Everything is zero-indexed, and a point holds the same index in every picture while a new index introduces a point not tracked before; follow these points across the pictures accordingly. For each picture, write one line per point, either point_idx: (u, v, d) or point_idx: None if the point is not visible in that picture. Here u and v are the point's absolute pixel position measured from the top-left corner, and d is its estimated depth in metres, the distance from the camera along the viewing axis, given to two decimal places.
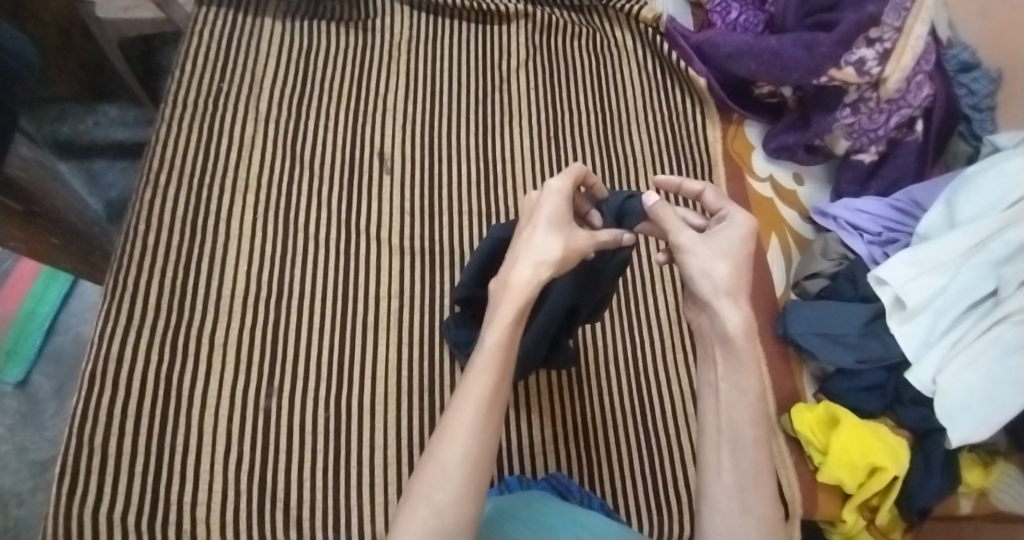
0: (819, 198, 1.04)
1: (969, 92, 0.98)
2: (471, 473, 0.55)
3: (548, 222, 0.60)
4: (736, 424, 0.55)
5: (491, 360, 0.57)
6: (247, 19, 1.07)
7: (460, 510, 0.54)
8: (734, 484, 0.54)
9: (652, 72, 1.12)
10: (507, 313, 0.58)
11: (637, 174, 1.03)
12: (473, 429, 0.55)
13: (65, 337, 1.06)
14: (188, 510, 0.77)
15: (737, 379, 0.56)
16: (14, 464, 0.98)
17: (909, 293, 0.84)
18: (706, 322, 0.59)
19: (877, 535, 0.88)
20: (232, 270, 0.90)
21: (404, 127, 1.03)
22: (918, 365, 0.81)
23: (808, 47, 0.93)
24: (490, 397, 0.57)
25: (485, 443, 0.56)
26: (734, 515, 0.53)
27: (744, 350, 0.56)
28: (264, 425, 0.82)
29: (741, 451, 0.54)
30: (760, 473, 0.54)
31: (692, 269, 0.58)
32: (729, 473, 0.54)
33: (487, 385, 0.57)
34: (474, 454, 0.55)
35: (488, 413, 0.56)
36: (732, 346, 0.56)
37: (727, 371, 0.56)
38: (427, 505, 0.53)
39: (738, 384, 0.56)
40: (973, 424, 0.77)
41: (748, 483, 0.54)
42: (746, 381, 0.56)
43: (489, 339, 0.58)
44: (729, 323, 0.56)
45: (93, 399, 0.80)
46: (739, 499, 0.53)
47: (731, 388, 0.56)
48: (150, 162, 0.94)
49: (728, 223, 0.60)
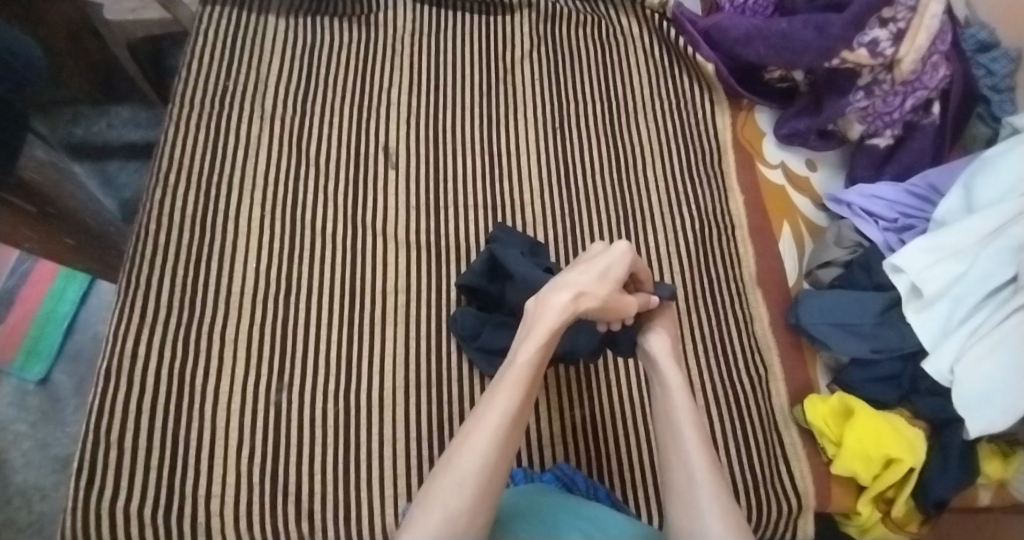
0: (833, 183, 1.01)
1: (988, 73, 0.95)
2: (486, 482, 0.59)
3: (597, 269, 0.71)
4: (671, 416, 0.68)
5: (520, 375, 0.65)
6: (251, 17, 1.08)
7: (474, 517, 0.58)
8: (681, 465, 0.65)
9: (660, 60, 1.10)
10: (541, 333, 0.67)
11: (647, 164, 1.02)
12: (495, 439, 0.61)
13: (84, 336, 1.09)
14: (202, 502, 0.78)
15: (663, 380, 0.71)
16: (37, 460, 1.01)
17: (925, 281, 0.81)
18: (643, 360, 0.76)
19: (894, 528, 0.85)
20: (240, 267, 0.91)
21: (408, 121, 1.03)
22: (935, 355, 0.79)
23: (819, 29, 0.90)
24: (513, 409, 0.63)
25: (503, 457, 0.61)
26: (683, 487, 0.64)
27: (662, 358, 0.73)
28: (273, 418, 0.83)
29: (681, 436, 0.66)
30: (701, 450, 0.65)
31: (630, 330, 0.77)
32: (675, 459, 0.66)
33: (513, 399, 0.63)
34: (492, 463, 0.60)
35: (510, 425, 0.62)
36: (653, 359, 0.74)
37: (656, 378, 0.72)
38: (444, 509, 0.58)
39: (663, 384, 0.71)
40: (992, 415, 0.75)
41: (692, 458, 0.65)
42: (670, 379, 0.71)
43: (522, 359, 0.65)
44: (651, 345, 0.74)
45: (107, 397, 0.82)
46: (686, 475, 0.64)
47: (666, 391, 0.70)
48: (159, 163, 0.95)
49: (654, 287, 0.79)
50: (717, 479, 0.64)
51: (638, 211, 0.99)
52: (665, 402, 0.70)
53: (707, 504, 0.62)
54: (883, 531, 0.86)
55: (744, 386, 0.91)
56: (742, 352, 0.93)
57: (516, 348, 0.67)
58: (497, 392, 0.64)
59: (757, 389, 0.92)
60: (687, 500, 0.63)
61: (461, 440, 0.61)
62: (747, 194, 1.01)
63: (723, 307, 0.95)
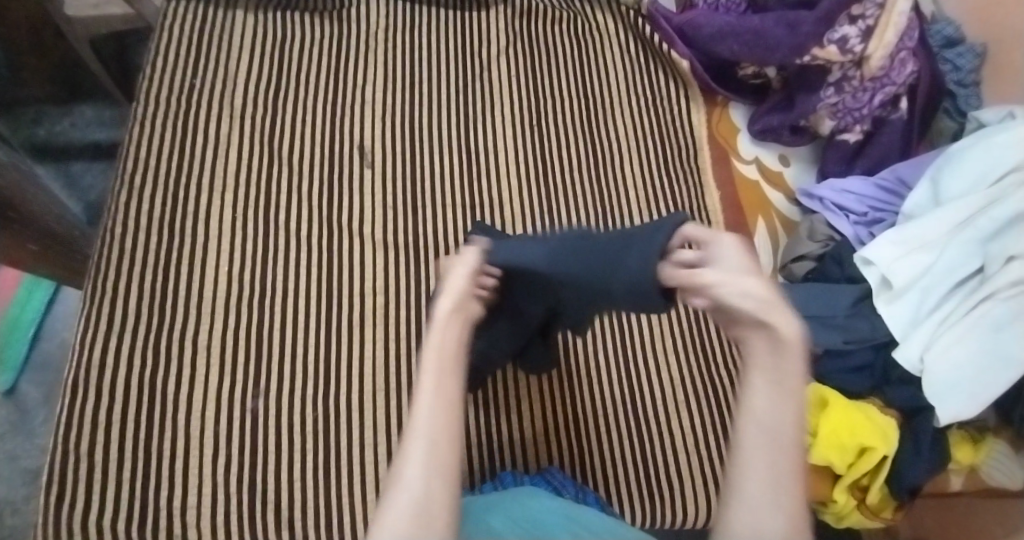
0: (806, 178, 1.03)
1: (954, 68, 0.98)
2: (442, 459, 0.53)
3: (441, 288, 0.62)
4: (772, 422, 0.54)
5: (439, 355, 0.57)
6: (218, 12, 1.05)
7: (435, 497, 0.52)
8: (767, 484, 0.53)
9: (635, 55, 1.10)
10: (446, 321, 0.59)
11: (623, 160, 1.03)
12: (437, 420, 0.54)
13: (51, 343, 1.06)
14: (178, 513, 0.77)
15: (779, 375, 0.55)
16: (5, 473, 0.98)
17: (896, 273, 0.83)
18: (755, 342, 0.56)
19: (869, 514, 0.88)
20: (213, 271, 0.89)
21: (383, 119, 1.01)
22: (906, 344, 0.81)
23: (790, 26, 0.92)
24: (442, 387, 0.56)
25: (450, 431, 0.55)
26: (764, 509, 0.52)
27: (790, 348, 0.54)
28: (253, 424, 0.82)
29: (781, 452, 0.53)
30: (794, 475, 0.53)
31: (729, 300, 0.55)
32: (762, 474, 0.53)
33: (439, 378, 0.56)
34: (439, 440, 0.54)
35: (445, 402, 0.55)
36: (782, 343, 0.54)
37: (770, 368, 0.55)
38: (407, 499, 0.51)
39: (779, 381, 0.55)
40: (963, 401, 0.76)
41: (783, 480, 0.53)
42: (794, 381, 0.54)
43: (432, 341, 0.58)
44: (783, 330, 0.54)
45: (77, 408, 0.79)
46: (769, 492, 0.52)
47: (783, 390, 0.54)
48: (125, 164, 0.92)
49: (718, 245, 0.59)
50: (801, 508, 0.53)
51: (615, 207, 0.99)
52: (771, 404, 0.54)
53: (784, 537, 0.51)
54: (858, 518, 0.88)
55: (721, 378, 0.91)
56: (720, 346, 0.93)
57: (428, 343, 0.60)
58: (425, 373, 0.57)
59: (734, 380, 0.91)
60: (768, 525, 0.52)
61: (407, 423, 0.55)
62: (722, 189, 1.02)
63: None
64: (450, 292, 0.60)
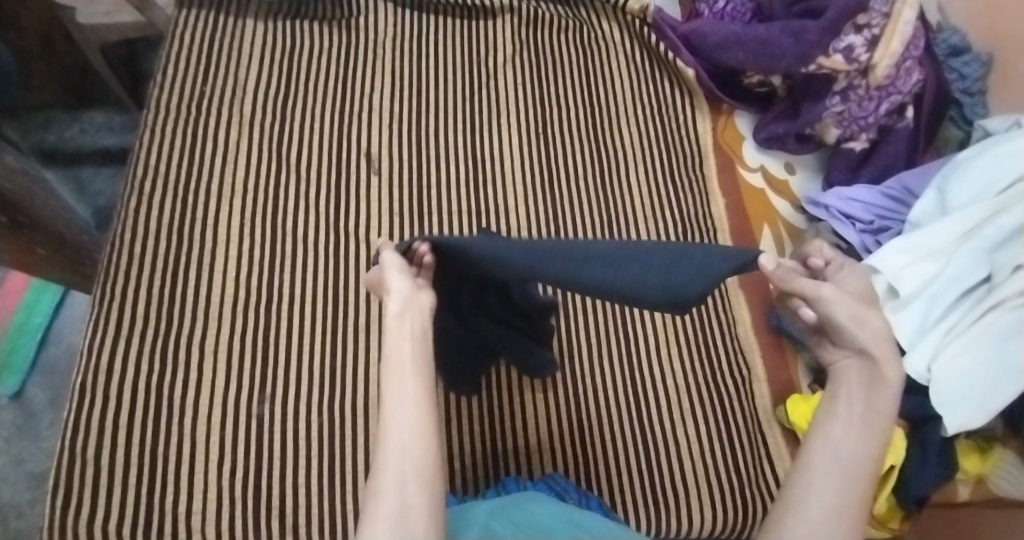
0: (810, 186, 1.03)
1: (959, 76, 0.98)
2: (426, 464, 0.47)
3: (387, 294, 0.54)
4: (845, 448, 0.51)
5: (403, 355, 0.50)
6: (228, 20, 1.06)
7: (427, 506, 0.46)
8: (831, 507, 0.50)
9: (641, 65, 1.11)
10: (409, 319, 0.52)
11: (628, 168, 1.03)
12: (412, 425, 0.48)
13: (58, 348, 1.07)
14: (183, 518, 0.77)
15: (861, 405, 0.53)
16: (11, 476, 0.98)
17: (902, 281, 0.82)
18: (849, 367, 0.55)
19: (875, 524, 0.87)
20: (220, 276, 0.89)
21: (390, 127, 1.02)
22: (913, 354, 0.80)
23: (796, 35, 0.92)
24: (411, 387, 0.49)
25: (429, 434, 0.48)
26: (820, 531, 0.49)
27: (883, 381, 0.53)
28: (258, 428, 0.82)
29: (852, 483, 0.50)
30: (859, 507, 0.50)
31: (840, 319, 0.55)
32: (828, 498, 0.50)
33: (408, 377, 0.50)
34: (422, 446, 0.47)
35: (420, 403, 0.49)
36: (877, 374, 0.53)
37: (856, 397, 0.53)
38: (389, 509, 0.45)
39: (863, 413, 0.52)
40: (971, 410, 0.76)
41: (846, 508, 0.50)
42: (880, 421, 0.52)
43: (393, 341, 0.51)
44: (887, 368, 0.53)
45: (84, 411, 0.79)
46: (831, 513, 0.49)
47: (864, 423, 0.52)
48: (134, 170, 0.93)
49: (849, 273, 0.58)
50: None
51: (621, 214, 0.99)
52: (852, 436, 0.51)
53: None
54: (865, 528, 0.88)
55: (727, 387, 0.91)
56: (725, 354, 0.93)
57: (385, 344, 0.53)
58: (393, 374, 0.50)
59: (740, 389, 0.91)
60: None
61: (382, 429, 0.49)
62: (727, 197, 1.03)
63: (708, 310, 0.95)
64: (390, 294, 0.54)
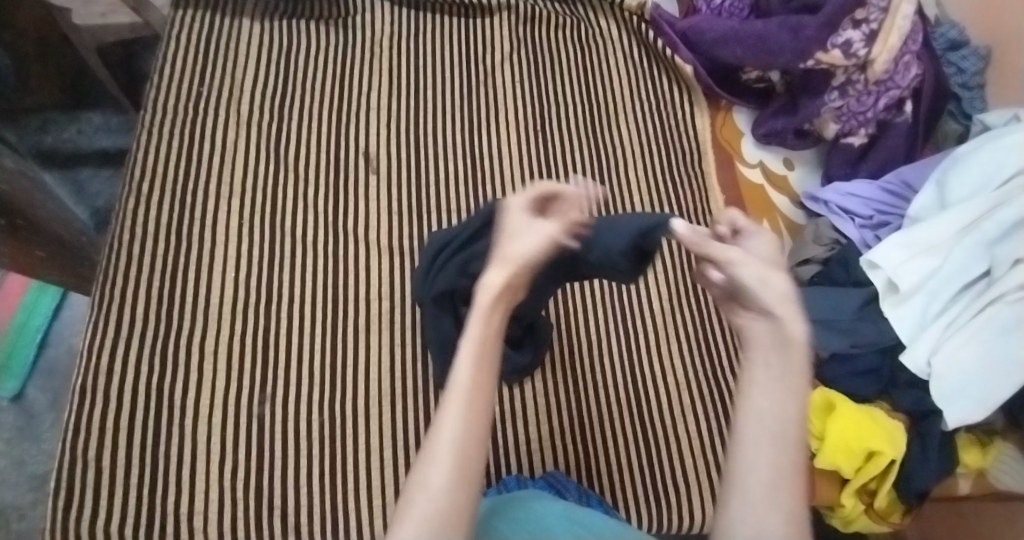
0: (810, 182, 1.03)
1: (958, 70, 0.98)
2: (469, 465, 0.47)
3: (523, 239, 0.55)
4: (776, 421, 0.49)
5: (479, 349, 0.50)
6: (225, 20, 1.06)
7: (456, 503, 0.46)
8: (765, 481, 0.48)
9: (639, 61, 1.11)
10: (489, 303, 0.51)
11: (627, 165, 1.03)
12: (467, 418, 0.48)
13: (58, 349, 1.06)
14: (185, 519, 0.77)
15: (786, 377, 0.50)
16: (13, 478, 0.98)
17: (902, 276, 0.83)
18: (757, 330, 0.53)
19: (877, 519, 0.87)
20: (220, 277, 0.89)
21: (389, 125, 1.02)
22: (913, 348, 0.81)
23: (794, 31, 0.92)
24: (477, 383, 0.49)
25: (479, 437, 0.48)
26: (759, 510, 0.47)
27: (799, 352, 0.51)
28: (259, 428, 0.82)
29: (782, 450, 0.49)
30: (794, 478, 0.48)
31: (744, 280, 0.53)
32: (760, 473, 0.48)
33: (476, 372, 0.49)
34: (469, 444, 0.47)
35: (478, 402, 0.49)
36: (790, 347, 0.51)
37: (777, 370, 0.51)
38: (426, 506, 0.45)
39: (787, 383, 0.50)
40: (970, 405, 0.76)
41: (782, 481, 0.48)
42: (797, 380, 0.50)
43: (472, 329, 0.51)
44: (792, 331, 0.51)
45: (85, 413, 0.79)
46: (770, 488, 0.48)
47: (783, 385, 0.50)
48: (132, 171, 0.93)
49: (754, 237, 0.56)
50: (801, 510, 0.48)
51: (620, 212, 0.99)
52: (777, 407, 0.50)
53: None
54: (867, 522, 0.88)
55: (728, 383, 0.91)
56: (725, 352, 0.93)
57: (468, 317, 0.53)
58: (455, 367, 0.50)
59: None
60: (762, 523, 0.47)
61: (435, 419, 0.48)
62: (726, 193, 1.02)
63: (707, 307, 0.96)
64: (504, 260, 0.53)
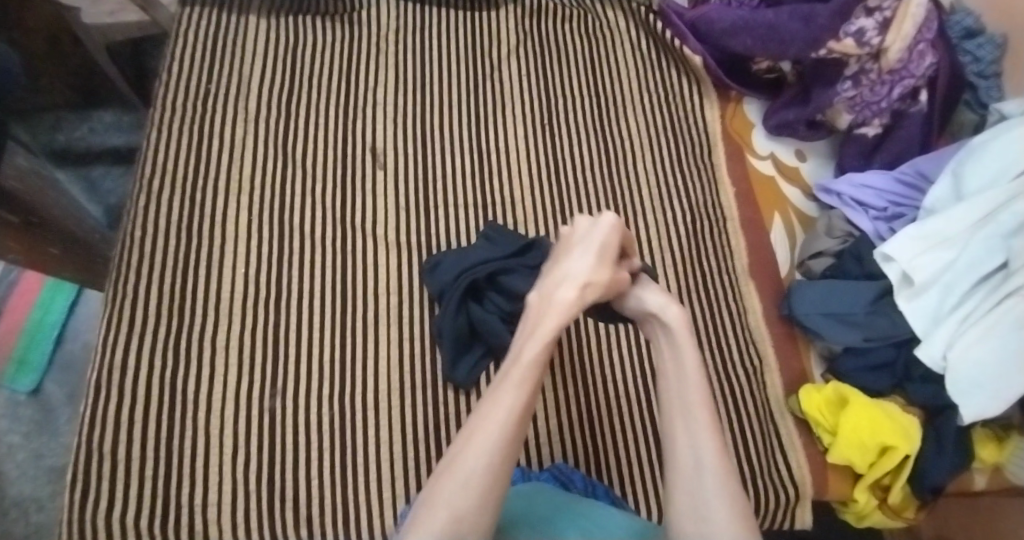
0: (823, 173, 1.02)
1: (973, 59, 0.96)
2: (494, 481, 0.56)
3: (595, 254, 0.66)
4: (683, 392, 0.63)
5: (526, 380, 0.60)
6: (231, 18, 1.06)
7: (479, 516, 0.54)
8: (688, 444, 0.60)
9: (647, 53, 1.11)
10: (546, 331, 0.63)
11: (636, 158, 1.02)
12: (503, 438, 0.57)
13: (74, 344, 1.08)
14: (198, 511, 0.77)
15: (680, 357, 0.65)
16: (31, 471, 1.00)
17: (917, 269, 0.81)
18: (650, 330, 0.69)
19: (891, 514, 0.86)
20: (230, 272, 0.89)
21: (396, 120, 1.02)
22: (928, 341, 0.79)
23: (805, 20, 0.90)
24: (519, 405, 0.59)
25: (508, 457, 0.57)
26: (689, 469, 0.59)
27: (680, 332, 0.66)
28: (270, 424, 0.82)
29: (691, 415, 0.61)
30: (710, 431, 0.61)
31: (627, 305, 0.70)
32: (681, 439, 0.61)
33: (518, 394, 0.59)
34: (498, 463, 0.56)
35: (515, 425, 0.58)
36: (671, 330, 0.66)
37: (671, 353, 0.66)
38: (445, 512, 0.54)
39: (680, 361, 0.64)
40: (986, 400, 0.75)
41: (699, 437, 0.60)
42: (689, 367, 0.64)
43: (526, 353, 0.61)
44: (667, 316, 0.67)
45: (97, 408, 0.80)
46: (695, 475, 0.59)
47: (677, 365, 0.64)
48: (142, 168, 0.94)
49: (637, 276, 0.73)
50: (729, 472, 0.59)
51: (629, 206, 0.99)
52: (680, 379, 0.63)
53: (720, 512, 0.57)
54: (880, 517, 0.86)
55: (739, 376, 0.91)
56: (737, 346, 0.93)
57: (522, 337, 0.64)
58: (502, 387, 0.60)
59: (751, 378, 0.91)
60: (693, 480, 0.58)
61: (468, 433, 0.58)
62: (738, 186, 1.01)
63: (717, 301, 0.95)
64: (570, 277, 0.66)
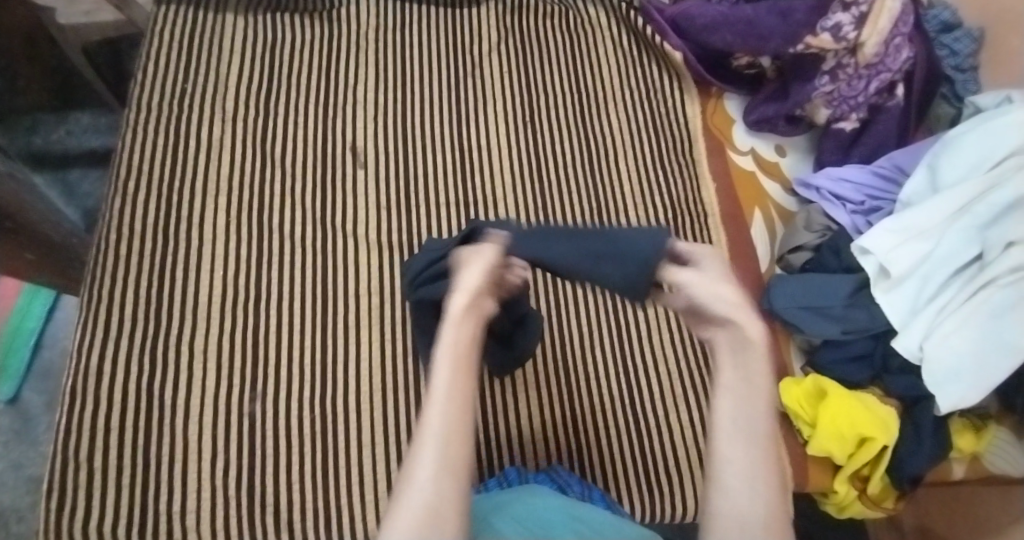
0: (802, 168, 1.03)
1: (951, 52, 0.97)
2: (458, 453, 0.51)
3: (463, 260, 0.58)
4: (744, 416, 0.53)
5: (452, 358, 0.54)
6: (208, 16, 1.05)
7: (455, 487, 0.50)
8: (737, 473, 0.52)
9: (628, 49, 1.11)
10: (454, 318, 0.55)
11: (617, 155, 1.03)
12: (453, 410, 0.52)
13: (52, 351, 1.07)
14: (177, 518, 0.77)
15: (745, 374, 0.54)
16: (10, 481, 0.99)
17: (894, 261, 0.81)
18: (722, 340, 0.56)
19: (870, 505, 0.87)
20: (208, 276, 0.89)
21: (375, 119, 1.01)
22: (905, 332, 0.80)
23: (782, 15, 0.91)
24: (458, 382, 0.53)
25: (465, 426, 0.52)
26: (736, 498, 0.51)
27: (755, 350, 0.55)
28: (250, 429, 0.82)
29: (752, 445, 0.52)
30: (767, 466, 0.52)
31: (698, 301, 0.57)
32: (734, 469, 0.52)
33: (453, 374, 0.53)
34: (453, 434, 0.51)
35: (462, 394, 0.53)
36: (747, 342, 0.55)
37: (734, 365, 0.55)
38: (420, 498, 0.49)
39: (747, 379, 0.54)
40: (962, 389, 0.75)
41: (750, 471, 0.52)
42: (759, 379, 0.54)
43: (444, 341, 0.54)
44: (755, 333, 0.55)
45: (75, 416, 0.80)
46: (746, 476, 0.51)
47: (741, 385, 0.54)
48: (118, 172, 0.93)
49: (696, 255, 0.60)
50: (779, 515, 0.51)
51: (610, 202, 0.99)
52: (741, 401, 0.54)
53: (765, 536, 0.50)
54: (860, 508, 0.88)
55: None
56: None
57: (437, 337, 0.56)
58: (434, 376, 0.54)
59: None
60: (737, 509, 0.51)
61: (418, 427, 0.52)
62: (718, 181, 1.02)
63: None
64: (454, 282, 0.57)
